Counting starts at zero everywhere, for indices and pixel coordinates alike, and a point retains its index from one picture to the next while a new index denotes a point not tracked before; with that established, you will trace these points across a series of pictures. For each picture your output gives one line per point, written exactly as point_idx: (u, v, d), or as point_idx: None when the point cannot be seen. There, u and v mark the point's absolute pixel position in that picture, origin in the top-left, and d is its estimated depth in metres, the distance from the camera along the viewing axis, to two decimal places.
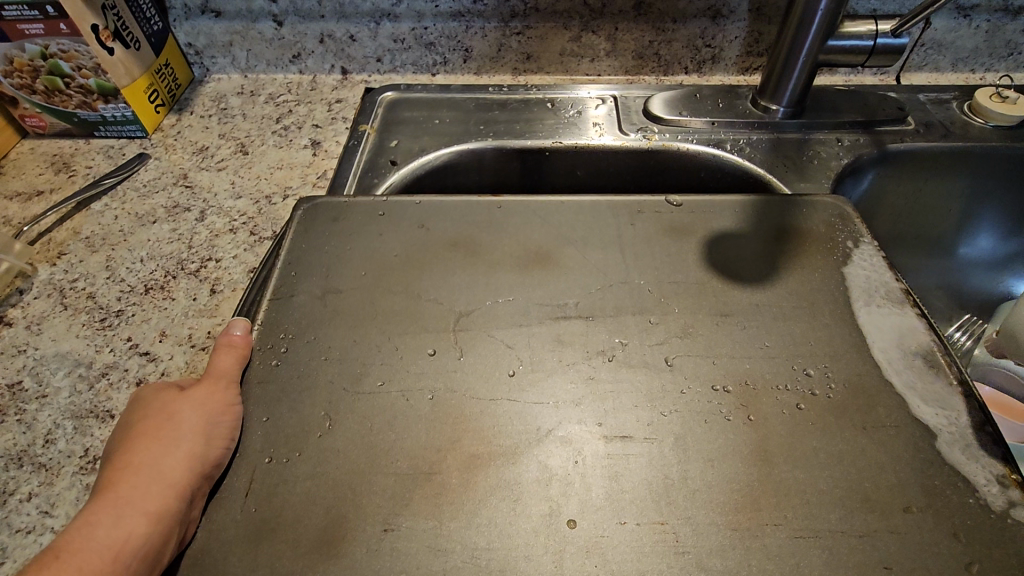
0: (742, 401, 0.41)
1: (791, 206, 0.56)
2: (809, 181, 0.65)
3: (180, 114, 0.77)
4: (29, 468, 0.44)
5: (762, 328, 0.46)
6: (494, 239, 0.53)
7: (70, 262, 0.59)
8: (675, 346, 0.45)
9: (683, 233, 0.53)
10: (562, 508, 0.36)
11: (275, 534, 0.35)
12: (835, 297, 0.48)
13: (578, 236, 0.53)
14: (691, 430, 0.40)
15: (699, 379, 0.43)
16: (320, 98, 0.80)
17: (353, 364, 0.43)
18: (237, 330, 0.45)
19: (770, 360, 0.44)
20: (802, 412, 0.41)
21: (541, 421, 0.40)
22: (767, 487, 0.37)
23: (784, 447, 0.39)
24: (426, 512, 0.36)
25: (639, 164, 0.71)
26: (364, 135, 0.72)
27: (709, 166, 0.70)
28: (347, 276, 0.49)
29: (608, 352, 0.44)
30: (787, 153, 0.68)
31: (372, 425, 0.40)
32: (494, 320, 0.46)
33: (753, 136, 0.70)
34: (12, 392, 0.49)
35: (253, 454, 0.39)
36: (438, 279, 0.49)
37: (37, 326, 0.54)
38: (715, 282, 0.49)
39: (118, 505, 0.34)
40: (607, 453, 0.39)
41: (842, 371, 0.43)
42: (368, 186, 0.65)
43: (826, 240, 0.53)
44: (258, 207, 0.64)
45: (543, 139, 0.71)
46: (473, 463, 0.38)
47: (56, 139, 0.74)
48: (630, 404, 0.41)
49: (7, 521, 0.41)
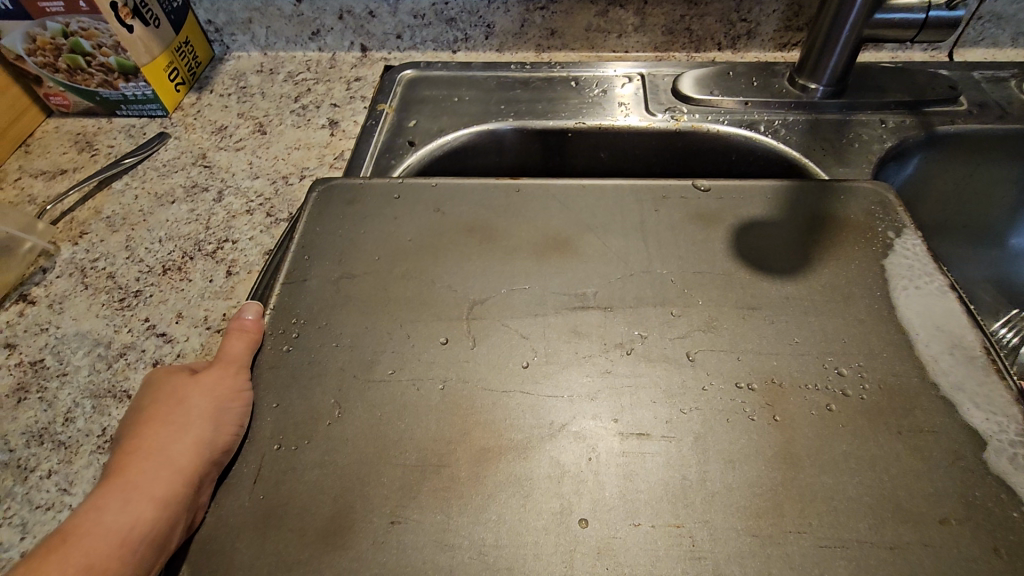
0: (768, 399, 0.39)
1: (828, 192, 0.52)
2: (848, 166, 0.61)
3: (200, 93, 0.77)
4: (50, 446, 0.45)
5: (792, 324, 0.43)
6: (510, 224, 0.51)
7: (91, 241, 0.60)
8: (697, 340, 0.42)
9: (711, 220, 0.50)
10: (573, 506, 0.35)
11: (283, 522, 0.35)
12: (872, 291, 0.45)
13: (599, 222, 0.51)
14: (713, 430, 0.38)
15: (723, 375, 0.40)
16: (339, 77, 0.79)
17: (365, 351, 0.43)
18: (249, 313, 0.44)
19: (799, 358, 0.41)
20: (833, 413, 0.38)
21: (554, 415, 0.39)
22: (792, 492, 0.35)
23: (811, 451, 0.37)
24: (433, 505, 0.35)
25: (667, 146, 0.68)
26: (383, 114, 0.70)
27: (740, 149, 0.66)
28: (361, 261, 0.48)
29: (626, 344, 0.42)
30: (825, 136, 0.64)
31: (381, 414, 0.39)
32: (509, 309, 0.45)
33: (789, 117, 0.66)
34: (34, 370, 0.49)
35: (262, 440, 0.38)
36: (452, 265, 0.48)
37: (59, 305, 0.54)
38: (744, 273, 0.46)
39: (125, 489, 0.34)
40: (623, 451, 0.37)
41: (877, 371, 0.40)
42: (385, 168, 0.64)
43: (864, 230, 0.49)
44: (274, 187, 0.64)
45: (565, 119, 0.68)
46: (483, 457, 0.37)
47: (80, 118, 0.74)
48: (648, 400, 0.39)
49: (28, 497, 0.42)
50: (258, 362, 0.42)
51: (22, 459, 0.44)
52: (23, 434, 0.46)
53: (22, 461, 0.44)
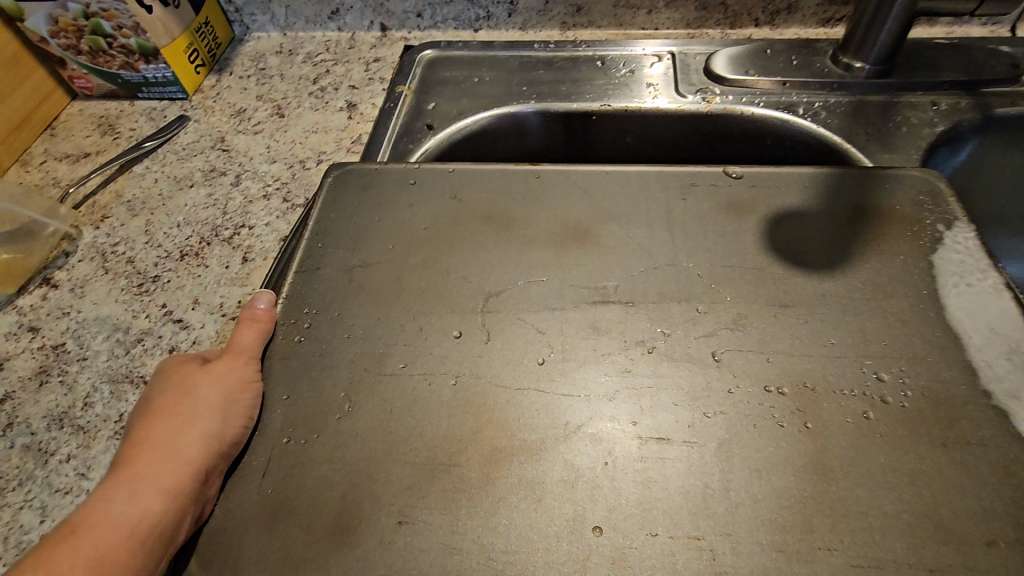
0: (799, 405, 0.37)
1: (872, 180, 0.49)
2: (894, 152, 0.57)
3: (220, 75, 0.76)
4: (69, 430, 0.45)
5: (827, 323, 0.40)
6: (530, 212, 0.49)
7: (112, 226, 0.60)
8: (724, 339, 0.40)
9: (742, 210, 0.47)
10: (587, 513, 0.33)
11: (290, 517, 0.34)
12: (918, 290, 0.42)
13: (622, 212, 0.48)
14: (738, 436, 0.36)
15: (750, 378, 0.38)
16: (358, 57, 0.77)
17: (376, 343, 0.41)
18: (261, 303, 0.43)
19: (834, 361, 0.39)
20: (870, 422, 0.36)
21: (569, 416, 0.37)
22: (822, 506, 0.33)
23: (844, 463, 0.34)
24: (442, 505, 0.34)
25: (697, 130, 0.65)
26: (401, 96, 0.68)
27: (777, 133, 0.62)
28: (375, 249, 0.47)
29: (647, 342, 0.40)
30: (869, 119, 0.60)
31: (391, 410, 0.38)
32: (525, 302, 0.43)
33: (831, 98, 0.62)
34: (56, 354, 0.50)
35: (271, 433, 0.38)
36: (468, 255, 0.46)
37: (81, 289, 0.55)
38: (776, 267, 0.44)
39: (134, 480, 0.34)
40: (640, 455, 0.35)
41: (922, 377, 0.37)
42: (402, 152, 0.62)
43: (910, 222, 0.46)
44: (291, 172, 0.63)
45: (590, 102, 0.65)
46: (495, 457, 0.36)
47: (103, 101, 0.74)
48: (669, 403, 0.37)
49: (48, 480, 0.43)
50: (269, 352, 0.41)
51: (43, 442, 0.45)
52: (45, 418, 0.46)
53: (43, 445, 0.45)
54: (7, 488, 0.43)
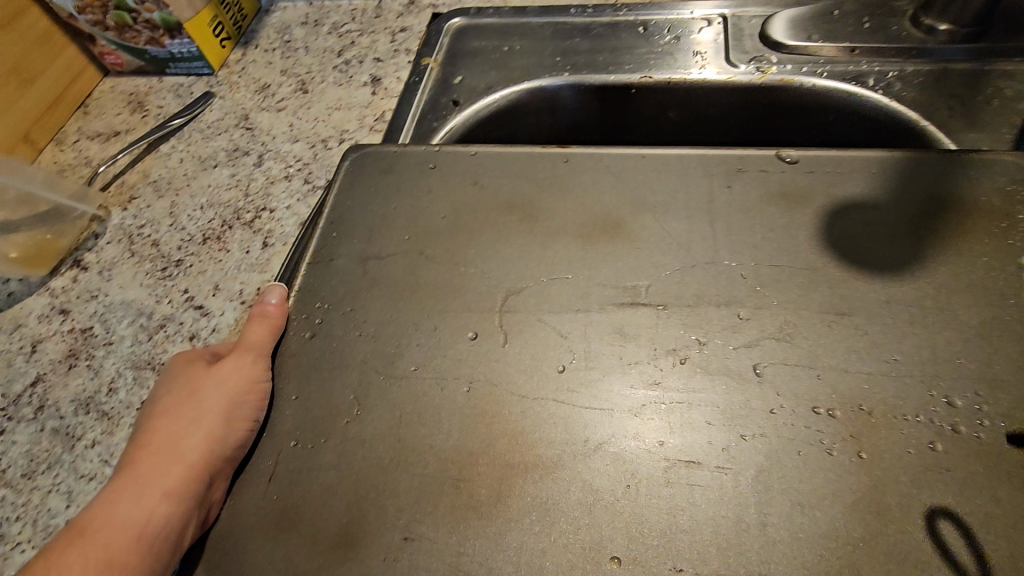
0: (852, 430, 0.32)
1: (955, 166, 0.42)
2: (980, 131, 0.49)
3: (246, 49, 0.74)
4: (95, 415, 0.46)
5: (890, 336, 0.35)
6: (556, 201, 0.45)
7: (138, 207, 0.59)
8: (767, 350, 0.36)
9: (795, 201, 0.42)
10: (605, 541, 0.31)
11: (295, 526, 0.33)
12: (1003, 299, 0.36)
13: (659, 201, 0.44)
14: (779, 463, 0.32)
15: (796, 396, 0.34)
16: (384, 27, 0.73)
17: (388, 343, 0.39)
18: (273, 298, 0.41)
19: (896, 380, 0.34)
20: (936, 455, 0.31)
21: (589, 432, 0.34)
22: (874, 550, 0.29)
23: (903, 502, 0.30)
24: (450, 523, 0.32)
25: (749, 105, 0.58)
26: (427, 69, 0.65)
27: (842, 108, 0.55)
28: (391, 239, 0.45)
29: (680, 351, 0.36)
30: (953, 91, 0.52)
31: (401, 415, 0.36)
32: (548, 302, 0.40)
33: (907, 67, 0.54)
34: (84, 338, 0.51)
35: (280, 435, 0.36)
36: (488, 248, 0.43)
37: (108, 272, 0.55)
38: (834, 268, 0.38)
39: (140, 482, 0.33)
40: (666, 479, 0.32)
41: (1002, 404, 0.32)
42: (426, 131, 0.59)
43: (997, 218, 0.39)
44: (313, 152, 0.61)
45: (629, 73, 0.60)
46: (508, 473, 0.33)
47: (133, 77, 0.74)
48: (702, 422, 0.34)
49: (74, 465, 0.43)
50: (280, 350, 0.40)
51: (71, 427, 0.45)
52: (73, 402, 0.47)
53: (70, 429, 0.45)
54: (38, 470, 0.44)
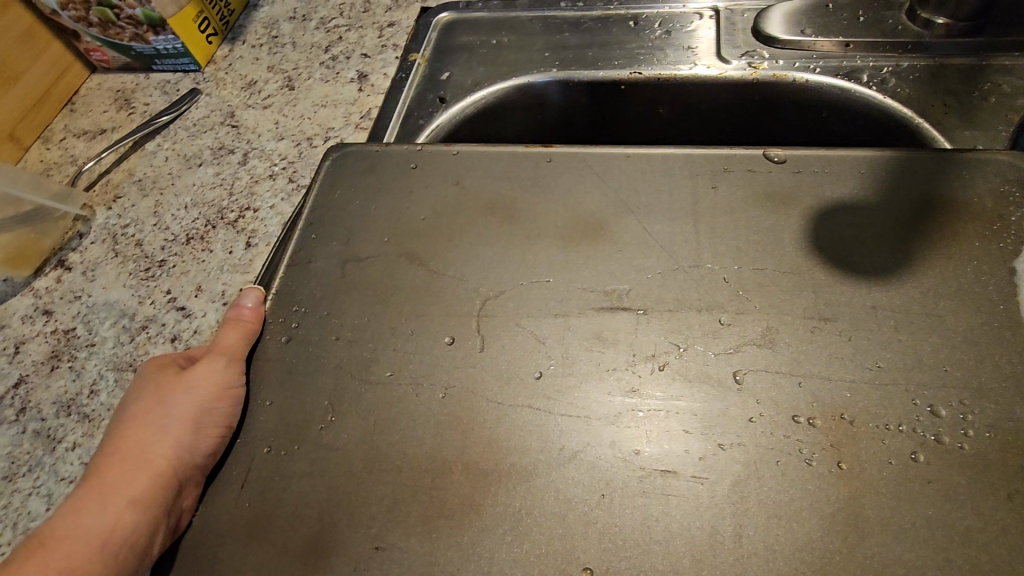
0: (832, 440, 0.32)
1: (947, 166, 0.41)
2: (976, 129, 0.48)
3: (233, 44, 0.73)
4: (76, 418, 0.45)
5: (874, 342, 0.35)
6: (538, 202, 0.44)
7: (123, 206, 0.59)
8: (749, 356, 0.35)
9: (782, 202, 0.41)
10: (578, 551, 0.30)
11: (267, 534, 0.33)
12: (992, 304, 0.35)
13: (642, 202, 0.43)
14: (757, 474, 0.31)
15: (777, 404, 0.33)
16: (372, 22, 0.72)
17: (364, 347, 0.39)
18: (249, 301, 0.41)
19: (879, 388, 0.33)
20: (918, 466, 0.30)
21: (565, 440, 0.34)
22: (852, 564, 0.28)
23: (883, 514, 0.29)
24: (423, 532, 0.32)
25: (740, 101, 0.57)
26: (414, 65, 0.64)
27: (835, 104, 0.54)
28: (370, 241, 0.44)
29: (659, 357, 0.36)
30: (949, 87, 0.51)
31: (376, 422, 0.36)
32: (527, 305, 0.39)
33: (903, 62, 0.53)
34: (66, 339, 0.50)
35: (253, 442, 0.36)
36: (468, 250, 0.42)
37: (91, 273, 0.55)
38: (818, 271, 0.38)
39: (107, 490, 0.33)
40: (642, 489, 0.32)
41: (988, 414, 0.32)
42: (412, 129, 0.58)
43: (988, 219, 0.38)
44: (298, 150, 0.60)
45: (618, 69, 0.59)
46: (482, 482, 0.33)
47: (120, 74, 0.73)
48: (679, 430, 0.33)
49: (54, 468, 0.43)
50: (256, 354, 0.40)
51: (52, 429, 0.45)
52: (54, 404, 0.46)
53: (51, 431, 0.45)
54: (18, 473, 0.43)
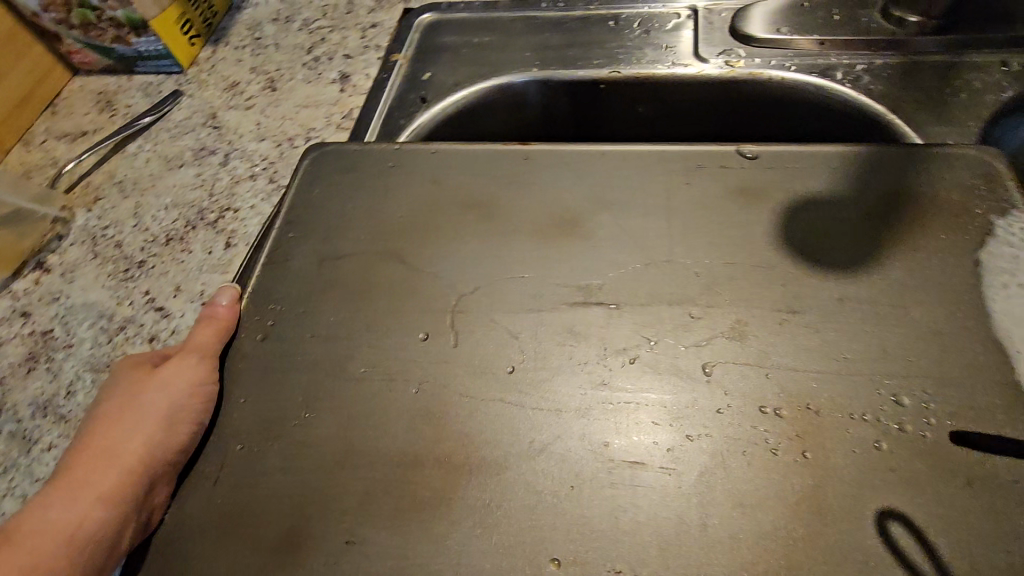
0: (799, 430, 0.32)
1: (916, 160, 0.41)
2: (948, 125, 0.49)
3: (216, 46, 0.74)
4: (52, 418, 0.45)
5: (842, 334, 0.35)
6: (514, 199, 0.44)
7: (103, 207, 0.59)
8: (719, 349, 0.35)
9: (754, 197, 0.41)
10: (546, 543, 0.30)
11: (238, 530, 0.33)
12: (958, 296, 0.36)
13: (616, 198, 0.43)
14: (725, 464, 0.31)
15: (745, 396, 0.33)
16: (355, 23, 0.73)
17: (339, 344, 0.39)
18: (224, 298, 0.41)
19: (846, 378, 0.33)
20: (882, 455, 0.31)
21: (535, 433, 0.34)
22: (816, 552, 0.29)
23: (847, 502, 0.30)
24: (394, 526, 0.32)
25: (717, 99, 0.58)
26: (396, 66, 0.64)
27: (810, 101, 0.55)
28: (347, 239, 0.44)
29: (631, 351, 0.36)
30: (921, 84, 0.51)
31: (349, 418, 0.36)
32: (501, 301, 0.39)
33: (877, 59, 0.54)
34: (44, 340, 0.50)
35: (227, 439, 0.36)
36: (443, 247, 0.43)
37: (71, 274, 0.54)
38: (788, 265, 0.38)
39: (75, 487, 0.33)
40: (610, 481, 0.32)
41: (951, 403, 0.32)
42: (393, 129, 0.58)
43: (954, 212, 0.39)
44: (280, 150, 0.60)
45: (597, 68, 0.59)
46: (453, 476, 0.33)
47: (102, 76, 0.73)
48: (648, 422, 0.33)
49: (30, 469, 0.43)
50: (231, 351, 0.40)
51: (28, 430, 0.45)
52: (31, 404, 0.46)
53: (28, 432, 0.45)
54: None
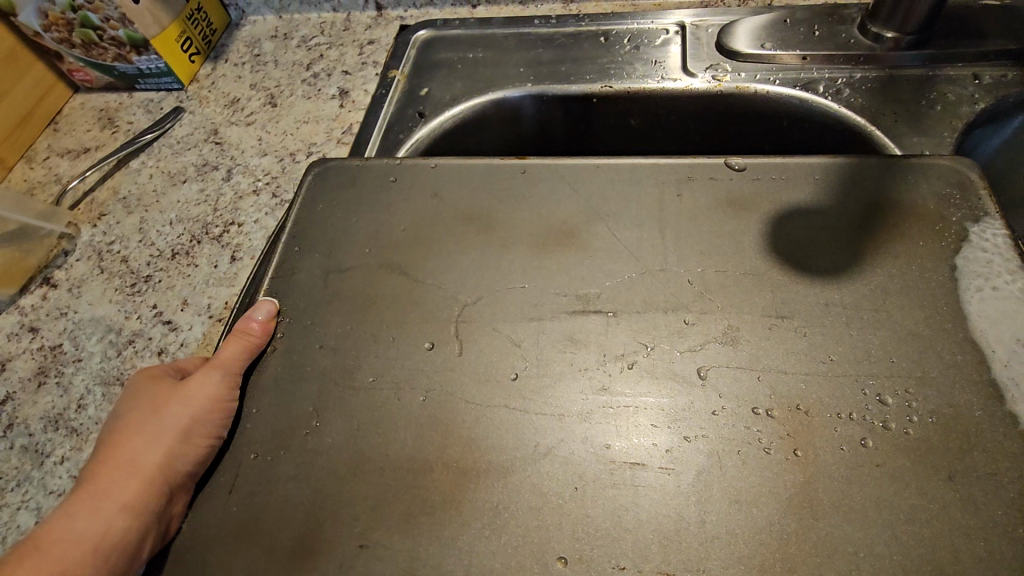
0: (789, 429, 0.34)
1: (894, 171, 0.44)
2: (925, 136, 0.51)
3: (216, 63, 0.75)
4: (63, 432, 0.46)
5: (828, 337, 0.37)
6: (513, 211, 0.46)
7: (108, 223, 0.60)
8: (713, 354, 0.37)
9: (742, 207, 0.43)
10: (552, 542, 0.32)
11: (255, 536, 0.34)
12: (935, 300, 0.38)
13: (612, 210, 0.45)
14: (720, 463, 0.33)
15: (737, 398, 0.35)
16: (352, 40, 0.74)
17: (348, 354, 0.40)
18: (260, 314, 0.42)
19: (832, 379, 0.35)
20: (867, 452, 0.33)
21: (539, 437, 0.35)
22: (807, 545, 0.30)
23: (835, 497, 0.32)
24: (406, 529, 0.33)
25: (706, 112, 0.60)
26: (394, 82, 0.66)
27: (794, 113, 0.57)
28: (352, 253, 0.46)
29: (628, 356, 0.38)
30: (899, 97, 0.54)
31: (360, 426, 0.37)
32: (503, 310, 0.41)
33: (856, 74, 0.56)
34: (53, 355, 0.51)
35: (241, 448, 0.37)
36: (446, 259, 0.44)
37: (77, 289, 0.55)
38: (775, 272, 0.40)
39: (98, 496, 0.35)
40: (613, 482, 0.33)
41: (931, 401, 0.34)
42: (392, 143, 0.60)
43: (931, 220, 0.41)
44: (281, 165, 0.62)
45: (590, 83, 0.61)
46: (462, 479, 0.34)
47: (103, 93, 0.74)
48: (647, 425, 0.35)
49: (43, 482, 0.44)
50: (255, 368, 0.40)
51: (40, 444, 0.46)
52: (42, 418, 0.47)
53: (39, 446, 0.46)
54: (6, 488, 0.44)
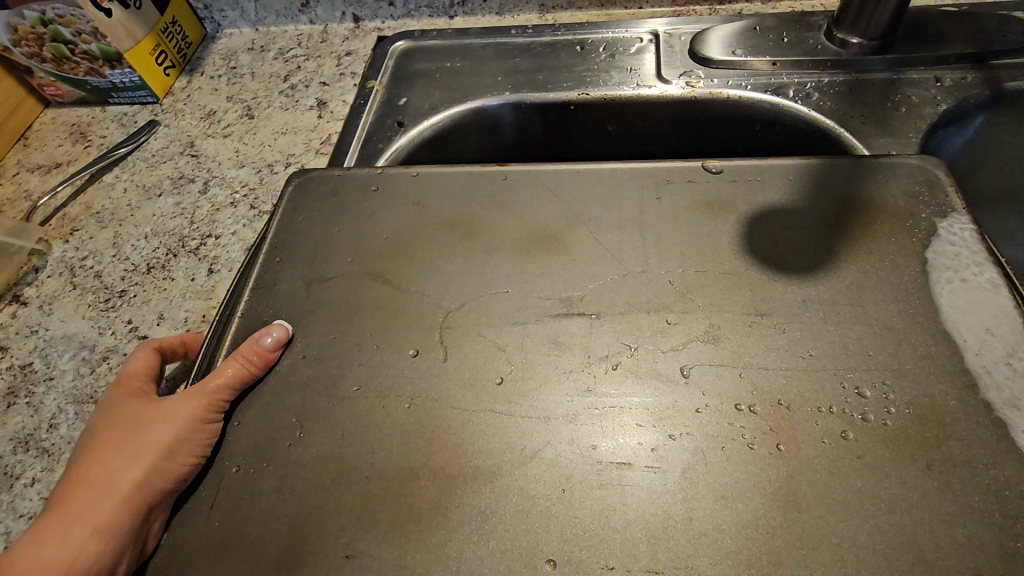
0: (771, 425, 0.34)
1: (864, 170, 0.45)
2: (892, 137, 0.53)
3: (191, 76, 0.74)
4: (34, 453, 0.45)
5: (806, 333, 0.37)
6: (495, 217, 0.46)
7: (81, 239, 0.59)
8: (695, 353, 0.37)
9: (718, 208, 0.44)
10: (541, 545, 0.32)
11: (237, 551, 0.33)
12: (907, 293, 0.39)
13: (592, 213, 0.45)
14: (705, 460, 0.33)
15: (720, 395, 0.36)
16: (330, 51, 0.74)
17: (331, 364, 0.40)
18: (269, 337, 0.40)
19: (812, 374, 0.36)
20: (848, 444, 0.33)
21: (526, 440, 0.35)
22: (793, 537, 0.31)
23: (818, 489, 0.32)
24: (392, 538, 0.33)
25: (681, 117, 0.61)
26: (372, 92, 0.66)
27: (766, 118, 0.59)
28: (334, 261, 0.45)
29: (613, 357, 0.38)
30: (866, 100, 0.56)
31: (344, 436, 0.37)
32: (487, 315, 0.41)
33: (824, 78, 0.58)
34: (23, 374, 0.49)
35: (222, 462, 0.36)
36: (429, 266, 0.44)
37: (49, 306, 0.54)
38: (752, 271, 0.41)
39: (70, 519, 0.34)
40: (600, 483, 0.33)
41: (908, 392, 0.35)
42: (372, 153, 0.60)
43: (902, 217, 0.42)
44: (259, 177, 0.61)
45: (567, 90, 0.62)
46: (448, 485, 0.34)
47: (75, 108, 0.73)
48: (632, 424, 0.35)
49: (12, 506, 0.42)
50: (249, 393, 0.39)
51: (9, 466, 0.44)
52: (11, 440, 0.46)
53: (9, 469, 0.44)
54: None
